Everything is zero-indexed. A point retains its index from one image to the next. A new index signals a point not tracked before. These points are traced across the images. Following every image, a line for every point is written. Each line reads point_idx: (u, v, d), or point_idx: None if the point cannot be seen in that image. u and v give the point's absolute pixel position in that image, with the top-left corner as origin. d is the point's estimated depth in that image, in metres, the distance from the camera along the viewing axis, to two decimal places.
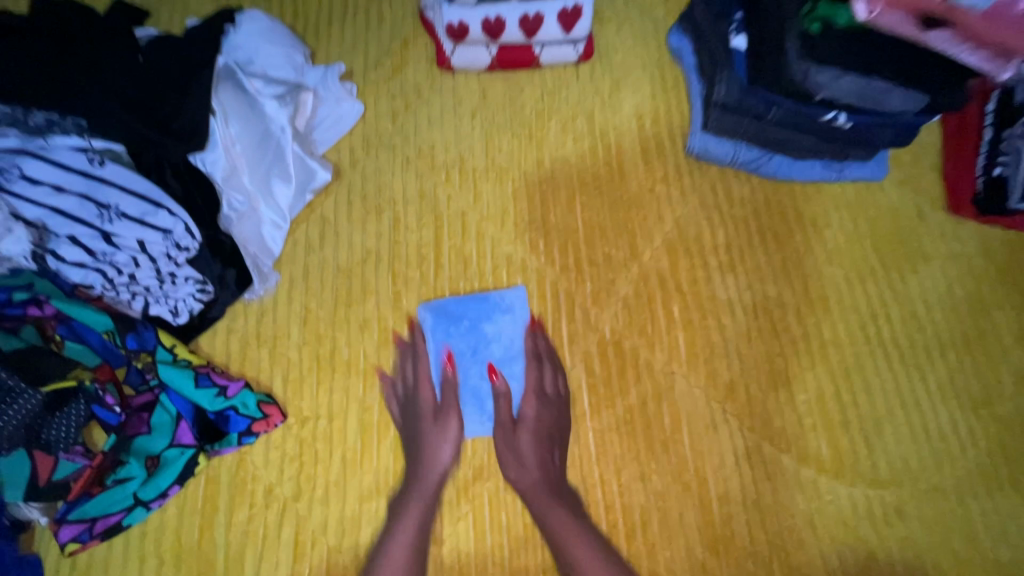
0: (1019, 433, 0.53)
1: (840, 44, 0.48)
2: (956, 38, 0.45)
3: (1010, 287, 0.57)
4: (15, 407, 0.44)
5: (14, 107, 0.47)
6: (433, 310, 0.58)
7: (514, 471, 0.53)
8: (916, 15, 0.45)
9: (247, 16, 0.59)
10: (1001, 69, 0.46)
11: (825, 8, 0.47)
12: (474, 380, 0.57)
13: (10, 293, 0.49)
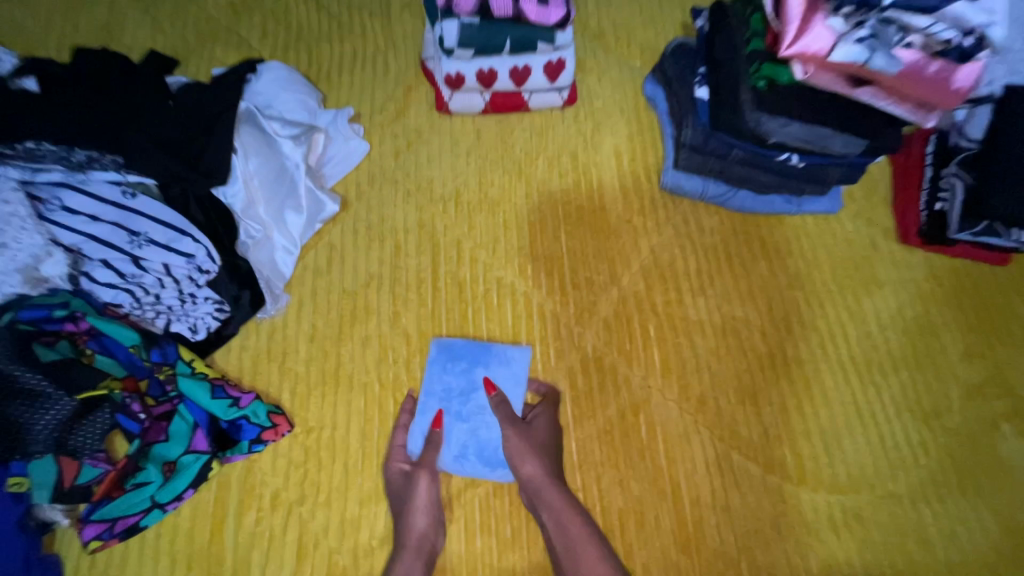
0: (962, 442, 0.61)
1: (784, 97, 0.54)
2: (881, 94, 0.50)
3: (951, 312, 0.66)
4: (51, 413, 0.50)
5: (60, 145, 0.53)
6: (440, 347, 0.63)
7: (529, 464, 0.55)
8: (846, 77, 0.49)
9: (268, 67, 0.68)
10: (921, 117, 0.51)
11: (768, 68, 0.53)
12: (461, 421, 0.61)
13: (50, 310, 0.54)
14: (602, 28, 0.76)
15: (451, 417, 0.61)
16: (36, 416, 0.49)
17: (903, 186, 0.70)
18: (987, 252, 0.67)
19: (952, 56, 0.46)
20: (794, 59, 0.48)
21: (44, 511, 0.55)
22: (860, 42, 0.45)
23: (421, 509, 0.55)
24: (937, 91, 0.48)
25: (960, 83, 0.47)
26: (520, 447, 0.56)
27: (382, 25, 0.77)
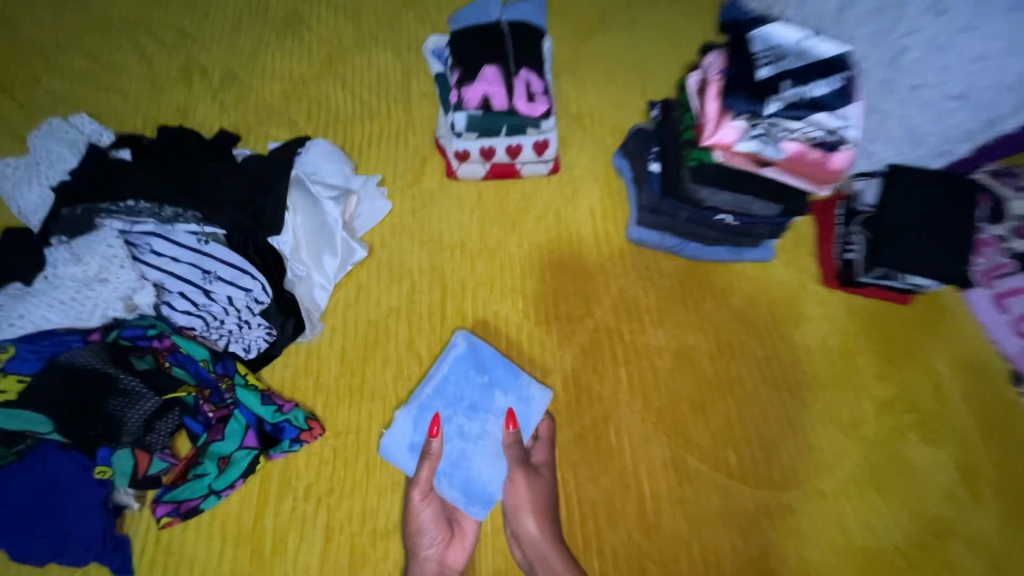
0: (879, 449, 0.74)
1: (712, 173, 0.71)
2: (784, 170, 0.67)
3: (866, 341, 0.80)
4: (140, 406, 0.65)
5: (154, 204, 0.73)
6: (467, 343, 0.75)
7: (529, 521, 0.66)
8: (754, 159, 0.66)
9: (314, 142, 0.86)
10: (819, 185, 0.68)
11: (697, 153, 0.71)
12: (461, 432, 0.72)
13: (144, 329, 0.71)
14: (581, 111, 0.95)
15: (456, 423, 0.72)
16: (122, 405, 0.64)
17: (824, 240, 0.86)
18: (892, 292, 0.82)
19: (824, 146, 0.63)
20: (712, 148, 0.65)
21: (120, 496, 0.67)
22: (755, 138, 0.63)
23: (427, 537, 0.66)
24: (820, 171, 0.65)
25: (835, 165, 0.64)
26: (527, 504, 0.67)
27: (403, 108, 0.96)
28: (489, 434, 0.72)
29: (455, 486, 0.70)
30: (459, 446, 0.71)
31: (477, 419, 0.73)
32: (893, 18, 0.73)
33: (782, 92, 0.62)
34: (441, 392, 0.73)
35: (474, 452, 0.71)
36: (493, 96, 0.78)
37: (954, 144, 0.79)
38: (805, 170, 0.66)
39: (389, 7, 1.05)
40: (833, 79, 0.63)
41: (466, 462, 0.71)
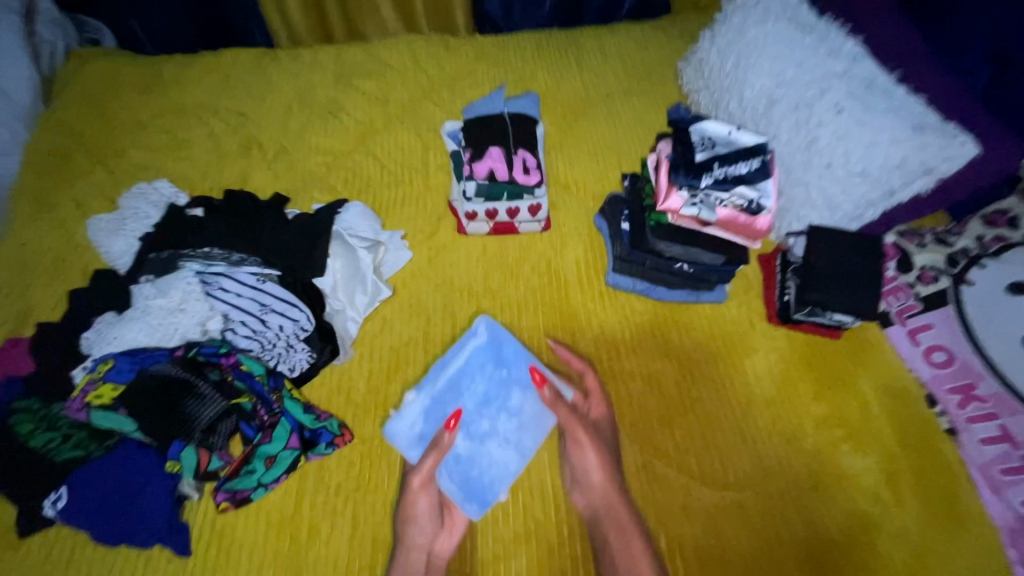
0: (816, 458, 0.88)
1: (665, 231, 0.93)
2: (722, 229, 0.91)
3: (805, 369, 0.97)
4: (209, 407, 0.82)
5: (227, 253, 0.95)
6: (487, 341, 0.95)
7: (596, 474, 0.80)
8: (697, 221, 0.90)
9: (352, 205, 1.07)
10: (752, 241, 0.92)
11: (655, 215, 0.94)
12: (474, 423, 0.90)
13: (215, 348, 0.88)
14: (567, 180, 1.16)
15: (475, 415, 0.91)
16: (197, 406, 0.81)
17: (768, 285, 1.05)
18: (824, 328, 1.00)
19: (750, 211, 0.85)
20: (666, 212, 0.88)
21: (183, 487, 0.81)
22: (694, 206, 0.85)
23: (419, 527, 0.78)
24: (750, 230, 0.87)
25: (760, 225, 0.85)
26: (593, 461, 0.81)
27: (423, 176, 1.17)
28: (497, 425, 0.90)
29: (454, 480, 0.86)
30: (469, 435, 0.89)
31: (487, 414, 0.91)
32: (803, 116, 1.00)
33: (714, 170, 0.84)
34: (460, 382, 0.93)
35: (481, 444, 0.88)
36: (497, 170, 0.99)
37: (863, 211, 0.99)
38: (738, 229, 0.89)
39: (412, 96, 1.29)
40: (754, 161, 0.86)
41: (470, 459, 0.88)
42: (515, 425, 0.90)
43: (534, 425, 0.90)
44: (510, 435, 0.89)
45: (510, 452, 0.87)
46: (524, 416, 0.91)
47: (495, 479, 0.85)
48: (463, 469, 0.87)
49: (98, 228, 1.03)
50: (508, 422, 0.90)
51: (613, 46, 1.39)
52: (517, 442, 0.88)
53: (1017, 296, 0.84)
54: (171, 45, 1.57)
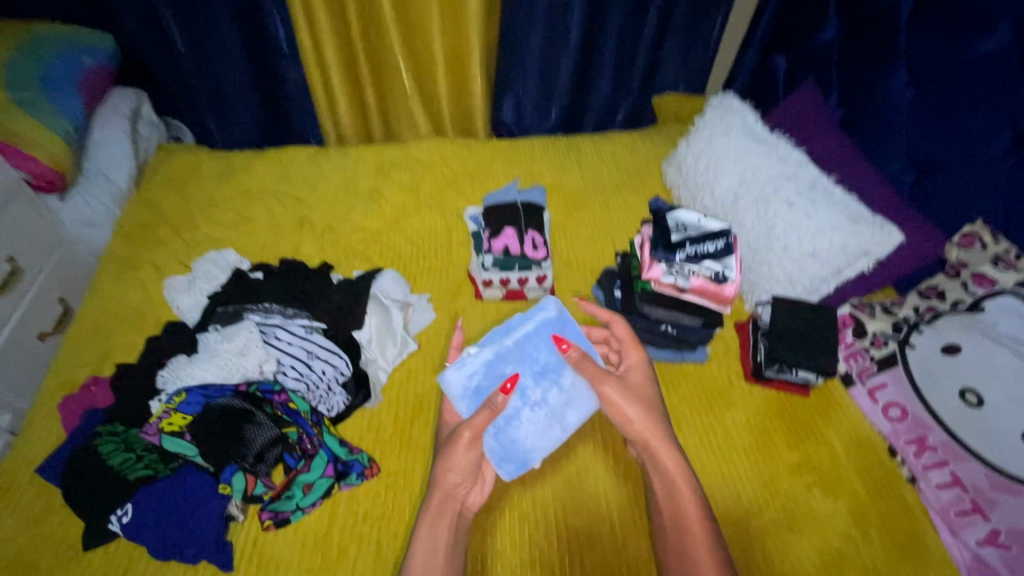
0: (791, 500, 0.99)
1: (651, 295, 1.13)
2: (698, 296, 1.11)
3: (779, 421, 1.10)
4: (262, 434, 0.98)
5: (281, 308, 1.16)
6: (555, 315, 1.00)
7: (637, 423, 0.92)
8: (676, 287, 1.11)
9: (387, 272, 1.26)
10: (723, 305, 1.12)
11: (641, 283, 1.15)
12: (529, 389, 0.95)
13: (269, 386, 1.04)
14: (569, 257, 1.36)
15: (530, 382, 0.96)
16: (254, 432, 0.97)
17: (744, 348, 1.20)
18: (795, 385, 1.14)
19: (719, 279, 1.08)
20: (649, 280, 1.12)
21: (230, 508, 0.92)
22: (673, 275, 1.10)
23: (456, 470, 0.88)
24: (719, 296, 1.09)
25: (727, 292, 1.08)
26: (634, 414, 0.92)
27: (446, 251, 1.38)
28: (548, 397, 0.96)
29: (497, 440, 0.94)
30: (521, 400, 0.95)
31: (542, 385, 0.96)
32: (763, 207, 1.21)
33: (686, 247, 1.10)
34: (524, 348, 0.96)
35: (528, 411, 0.95)
36: (511, 246, 1.20)
37: (819, 285, 1.17)
38: (711, 294, 1.10)
39: (439, 186, 1.54)
40: (720, 241, 1.10)
41: (515, 424, 0.94)
42: (564, 400, 0.96)
43: (579, 406, 0.97)
44: (558, 408, 0.96)
45: (554, 425, 0.96)
46: (574, 394, 0.97)
47: (534, 448, 0.95)
48: (507, 429, 0.94)
49: (173, 288, 1.22)
50: (559, 396, 0.96)
51: (607, 149, 1.67)
52: (562, 417, 0.96)
53: (951, 357, 0.99)
54: (238, 143, 1.87)
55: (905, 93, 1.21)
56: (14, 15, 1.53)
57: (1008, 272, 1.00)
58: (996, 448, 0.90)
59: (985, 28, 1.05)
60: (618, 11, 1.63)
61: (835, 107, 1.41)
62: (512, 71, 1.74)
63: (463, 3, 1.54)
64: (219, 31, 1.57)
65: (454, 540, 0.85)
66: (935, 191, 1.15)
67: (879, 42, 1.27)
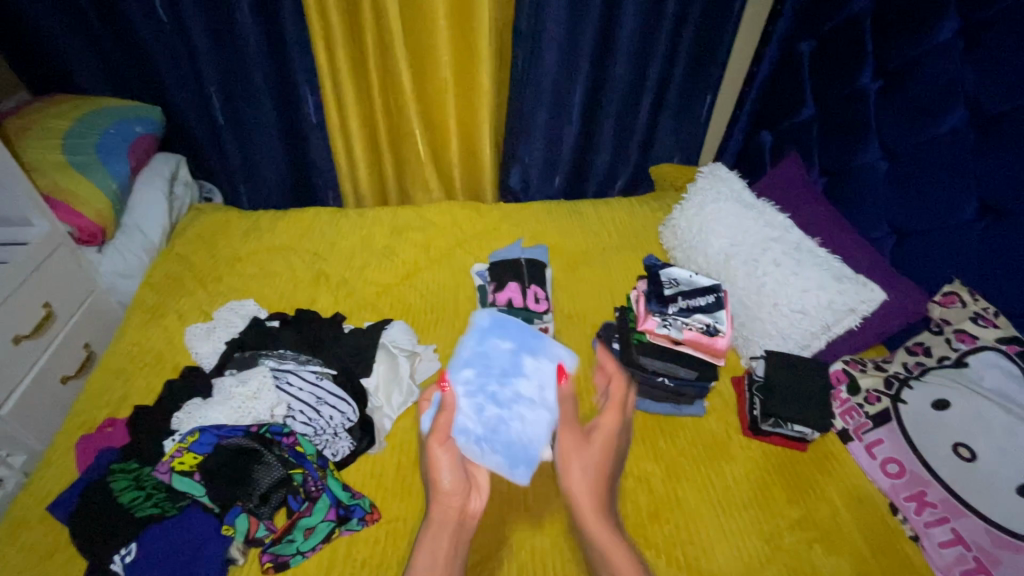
0: (792, 557, 0.98)
1: (648, 347, 1.18)
2: (693, 348, 1.16)
3: (777, 474, 1.11)
4: (269, 476, 1.01)
5: (294, 354, 1.22)
6: (487, 317, 0.95)
7: (577, 477, 0.85)
8: (671, 339, 1.16)
9: (396, 323, 1.32)
10: (718, 358, 1.16)
11: (637, 336, 1.20)
12: (496, 391, 0.89)
13: (278, 429, 1.08)
14: (571, 312, 1.43)
15: (493, 385, 0.89)
16: (261, 471, 1.01)
17: (740, 403, 1.23)
18: (792, 440, 1.16)
19: (713, 332, 1.14)
20: (646, 332, 1.18)
21: (230, 551, 0.93)
22: (667, 328, 1.15)
23: (445, 470, 0.85)
24: (712, 349, 1.14)
25: (720, 345, 1.13)
26: (581, 465, 0.86)
27: (454, 305, 1.45)
28: (520, 391, 0.89)
29: (496, 450, 0.86)
30: (495, 405, 0.88)
31: (508, 383, 0.90)
32: (753, 266, 1.28)
33: (678, 301, 1.18)
34: (475, 356, 0.92)
35: (510, 411, 0.87)
36: (514, 298, 1.26)
37: (810, 341, 1.22)
38: (706, 346, 1.14)
39: (449, 244, 1.64)
40: (710, 297, 1.19)
41: (503, 428, 0.86)
42: (537, 386, 0.90)
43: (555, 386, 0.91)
44: (537, 397, 0.89)
45: (541, 413, 0.88)
46: (543, 378, 0.92)
47: (534, 439, 0.86)
48: (499, 439, 0.86)
49: (193, 336, 1.28)
50: (530, 386, 0.90)
51: (608, 213, 1.78)
52: (545, 402, 0.89)
53: (941, 413, 1.01)
54: (264, 203, 2.01)
55: (880, 164, 1.32)
56: (76, 90, 1.72)
57: (988, 329, 1.04)
58: (992, 504, 0.90)
59: (944, 109, 1.16)
60: (616, 91, 1.79)
61: (818, 177, 1.52)
62: (519, 143, 1.90)
63: (476, 83, 1.72)
64: (255, 105, 1.75)
65: (453, 553, 0.84)
66: (914, 253, 1.23)
67: (852, 120, 1.40)
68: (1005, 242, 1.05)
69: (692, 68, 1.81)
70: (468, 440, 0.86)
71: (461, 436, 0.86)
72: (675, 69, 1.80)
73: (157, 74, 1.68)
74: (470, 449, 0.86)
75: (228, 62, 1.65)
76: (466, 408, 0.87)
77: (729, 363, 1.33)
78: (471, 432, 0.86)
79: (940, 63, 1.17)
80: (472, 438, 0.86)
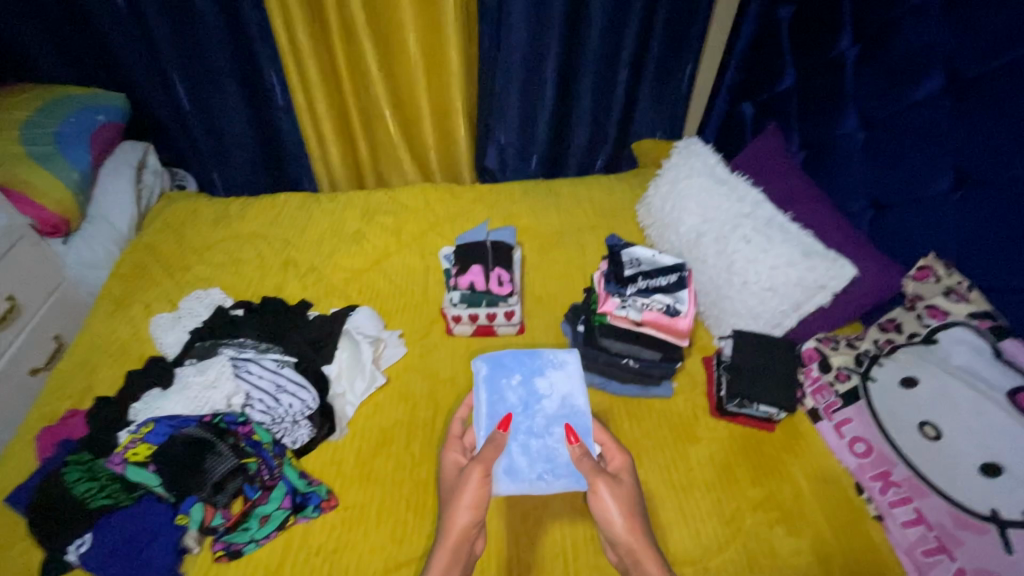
0: (751, 537, 0.97)
1: (610, 328, 1.16)
2: (657, 329, 1.14)
3: (742, 455, 1.09)
4: (222, 465, 1.00)
5: (255, 343, 1.22)
6: (484, 362, 1.00)
7: (618, 524, 0.82)
8: (632, 321, 1.14)
9: (360, 309, 1.30)
10: (681, 339, 1.14)
11: (598, 318, 1.18)
12: (531, 427, 0.92)
13: (236, 417, 1.07)
14: (541, 294, 1.41)
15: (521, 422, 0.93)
16: (214, 461, 0.99)
17: (709, 382, 1.21)
18: (759, 421, 1.14)
19: (675, 312, 1.12)
20: (605, 314, 1.16)
21: (185, 540, 0.93)
22: (626, 309, 1.14)
23: (466, 504, 0.81)
24: (674, 330, 1.12)
25: (681, 325, 1.11)
26: (614, 512, 0.82)
27: (423, 289, 1.43)
28: (551, 416, 0.94)
29: (561, 477, 0.88)
30: (535, 438, 0.91)
31: (535, 413, 0.94)
32: (723, 245, 1.24)
33: (637, 281, 1.15)
34: (494, 404, 0.95)
35: (550, 437, 0.91)
36: (477, 282, 1.24)
37: (781, 319, 1.19)
38: (667, 328, 1.13)
39: (421, 227, 1.61)
40: (673, 276, 1.16)
41: (555, 454, 0.90)
42: (560, 400, 0.95)
43: (573, 389, 0.96)
44: (565, 410, 0.94)
45: (577, 423, 0.93)
46: (561, 389, 0.97)
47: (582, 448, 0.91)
48: (557, 462, 0.89)
49: (158, 326, 1.28)
50: (553, 402, 0.95)
51: (585, 192, 1.74)
52: (575, 409, 0.95)
53: (910, 390, 0.98)
54: (238, 190, 1.99)
55: (857, 134, 1.26)
56: (39, 78, 1.68)
57: (959, 304, 1.00)
58: (956, 484, 0.88)
59: (920, 74, 1.10)
60: (591, 65, 1.74)
61: (797, 149, 1.47)
62: (493, 122, 1.85)
63: (444, 61, 1.67)
64: (221, 89, 1.71)
65: None
66: (889, 226, 1.18)
67: (829, 90, 1.34)
68: (978, 213, 1.00)
69: (670, 39, 1.74)
70: (531, 481, 0.88)
71: (522, 481, 0.87)
72: (652, 40, 1.73)
73: (119, 60, 1.65)
74: (535, 488, 0.87)
75: (189, 45, 1.62)
76: (512, 455, 0.90)
77: (699, 343, 1.31)
78: (527, 474, 0.88)
79: (916, 25, 1.11)
80: (534, 478, 0.88)
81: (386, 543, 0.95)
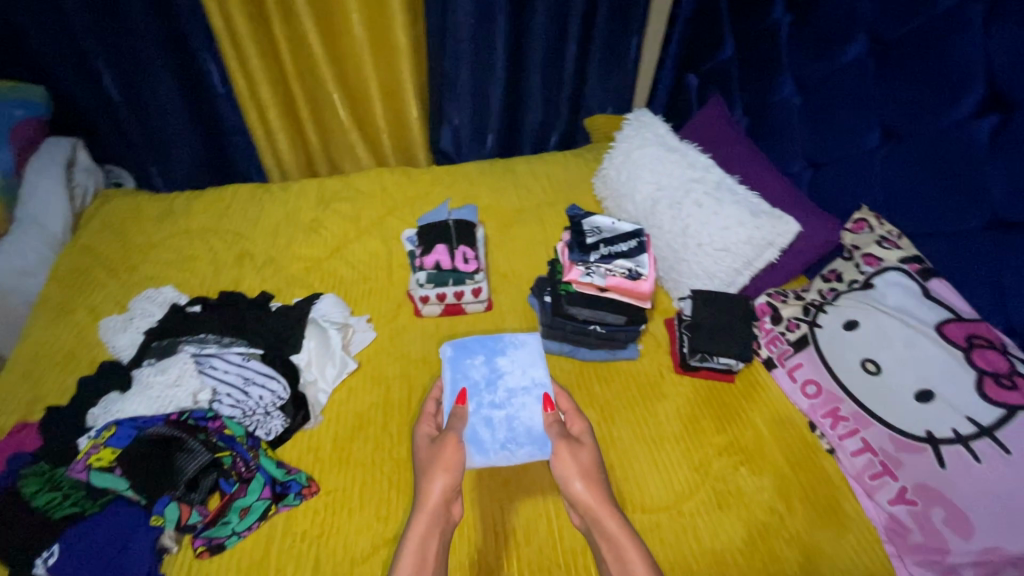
0: (719, 480, 1.04)
1: (578, 296, 1.19)
2: (620, 294, 1.19)
3: (706, 406, 1.15)
4: (194, 460, 0.96)
5: (216, 337, 1.18)
6: (452, 346, 1.04)
7: (578, 484, 0.84)
8: (597, 287, 1.19)
9: (326, 296, 1.29)
10: (644, 301, 1.19)
11: (565, 287, 1.21)
12: (493, 401, 0.96)
13: (205, 414, 1.05)
14: (506, 270, 1.43)
15: (482, 398, 0.97)
16: (184, 459, 0.96)
17: (672, 342, 1.28)
18: (720, 373, 1.20)
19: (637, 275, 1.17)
20: (571, 282, 1.20)
21: (162, 539, 0.92)
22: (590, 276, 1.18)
23: (438, 472, 0.83)
24: (636, 293, 1.18)
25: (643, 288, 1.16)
26: (573, 472, 0.85)
27: (387, 273, 1.42)
28: (513, 390, 0.98)
29: (525, 445, 0.91)
30: (499, 409, 0.95)
31: (497, 389, 0.98)
32: (679, 210, 1.30)
33: (600, 248, 1.19)
34: (459, 382, 0.99)
35: (513, 409, 0.96)
36: (442, 261, 1.24)
37: (734, 278, 1.26)
38: (631, 291, 1.18)
39: (379, 212, 1.59)
40: (633, 242, 1.21)
41: (518, 424, 0.94)
42: (521, 374, 1.00)
43: (534, 364, 1.02)
44: (527, 382, 0.99)
45: (538, 397, 0.98)
46: (522, 365, 1.02)
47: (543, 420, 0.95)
48: (518, 432, 0.93)
49: (109, 328, 1.22)
50: (516, 376, 1.00)
51: (542, 168, 1.76)
52: (536, 382, 1.00)
53: (853, 332, 1.06)
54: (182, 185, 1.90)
55: (794, 99, 1.33)
56: None
57: (891, 251, 1.09)
58: (896, 413, 0.96)
59: (847, 39, 1.18)
60: (539, 42, 1.75)
61: (741, 116, 1.53)
62: (445, 102, 1.84)
63: (390, 41, 1.63)
64: (153, 78, 1.61)
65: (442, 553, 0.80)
66: (827, 184, 1.26)
67: (767, 58, 1.41)
68: (902, 163, 1.08)
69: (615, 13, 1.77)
70: (496, 450, 0.91)
71: (487, 451, 0.90)
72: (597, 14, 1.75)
73: (34, 50, 1.53)
74: (499, 457, 0.90)
75: (112, 31, 1.51)
76: (476, 426, 0.93)
77: (661, 306, 1.37)
78: (491, 445, 0.91)
79: None
80: (498, 447, 0.91)
81: (372, 522, 0.96)
